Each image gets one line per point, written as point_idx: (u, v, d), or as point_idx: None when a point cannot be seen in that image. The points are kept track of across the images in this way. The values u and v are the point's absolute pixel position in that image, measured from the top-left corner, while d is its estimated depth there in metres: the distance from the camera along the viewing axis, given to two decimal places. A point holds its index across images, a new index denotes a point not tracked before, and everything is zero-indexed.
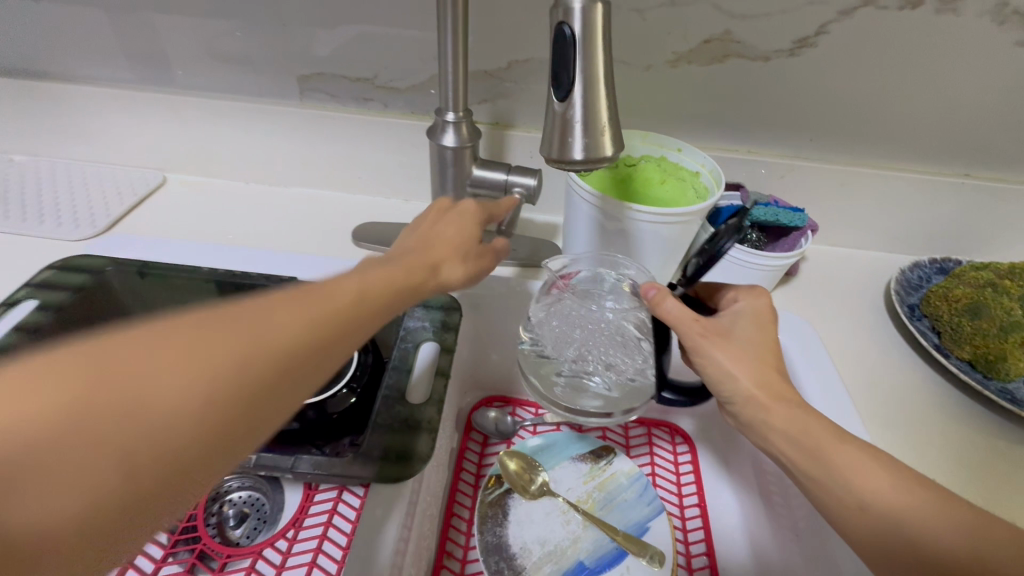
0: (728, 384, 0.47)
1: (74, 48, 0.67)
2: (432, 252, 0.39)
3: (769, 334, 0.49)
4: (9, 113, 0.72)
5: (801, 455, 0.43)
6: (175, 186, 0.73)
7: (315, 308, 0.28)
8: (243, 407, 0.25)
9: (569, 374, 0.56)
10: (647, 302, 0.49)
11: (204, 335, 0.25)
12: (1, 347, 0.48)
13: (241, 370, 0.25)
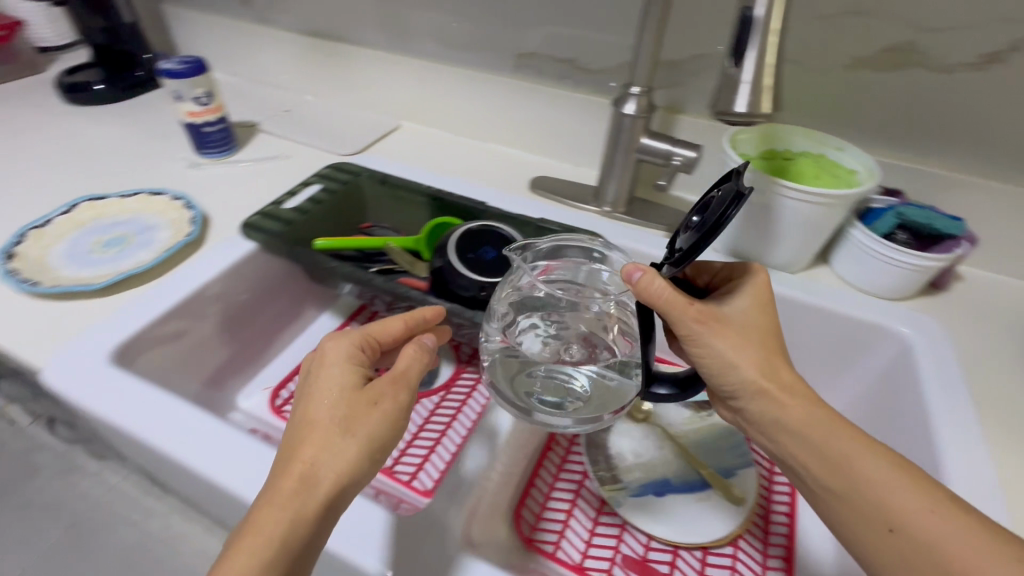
0: (732, 376, 0.49)
1: (361, 21, 0.91)
2: (309, 429, 0.41)
3: (768, 315, 0.52)
4: (309, 65, 1.00)
5: (823, 465, 0.44)
6: (405, 131, 0.96)
7: (286, 480, 0.39)
8: (286, 551, 0.37)
9: (546, 373, 0.49)
10: (631, 290, 0.46)
11: (245, 545, 0.37)
12: (300, 209, 0.71)
13: (273, 538, 0.37)
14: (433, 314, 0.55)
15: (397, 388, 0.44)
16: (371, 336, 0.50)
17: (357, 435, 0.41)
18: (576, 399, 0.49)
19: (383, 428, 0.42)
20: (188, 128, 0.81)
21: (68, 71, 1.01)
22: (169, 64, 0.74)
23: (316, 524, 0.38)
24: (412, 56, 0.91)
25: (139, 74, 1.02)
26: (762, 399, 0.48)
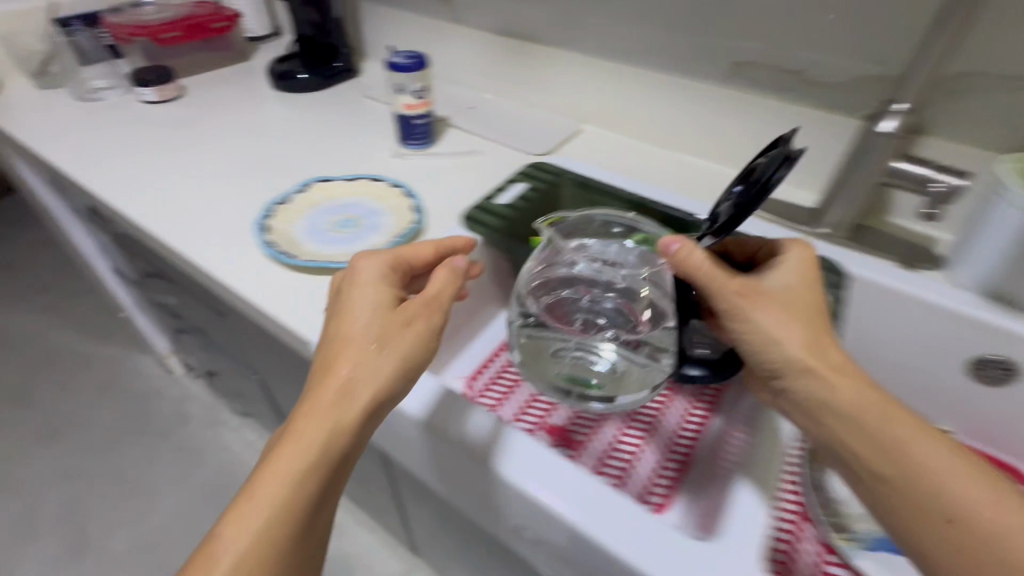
0: (775, 352, 0.47)
1: (560, 22, 0.91)
2: (332, 328, 0.51)
3: (816, 291, 0.50)
4: (498, 66, 1.02)
5: (849, 440, 0.43)
6: (587, 135, 0.96)
7: (343, 406, 0.46)
8: (332, 459, 0.46)
9: (574, 348, 0.55)
10: (669, 259, 0.50)
11: (284, 442, 0.46)
12: (511, 209, 0.71)
13: (335, 446, 0.46)
14: (462, 242, 0.64)
15: (427, 318, 0.52)
16: (399, 258, 0.57)
17: (387, 355, 0.48)
18: (608, 370, 0.54)
19: (415, 351, 0.50)
20: (399, 120, 0.84)
21: (277, 59, 1.10)
22: (401, 57, 0.78)
23: (350, 436, 0.47)
24: (608, 60, 0.90)
25: (338, 65, 1.09)
26: (800, 372, 0.45)
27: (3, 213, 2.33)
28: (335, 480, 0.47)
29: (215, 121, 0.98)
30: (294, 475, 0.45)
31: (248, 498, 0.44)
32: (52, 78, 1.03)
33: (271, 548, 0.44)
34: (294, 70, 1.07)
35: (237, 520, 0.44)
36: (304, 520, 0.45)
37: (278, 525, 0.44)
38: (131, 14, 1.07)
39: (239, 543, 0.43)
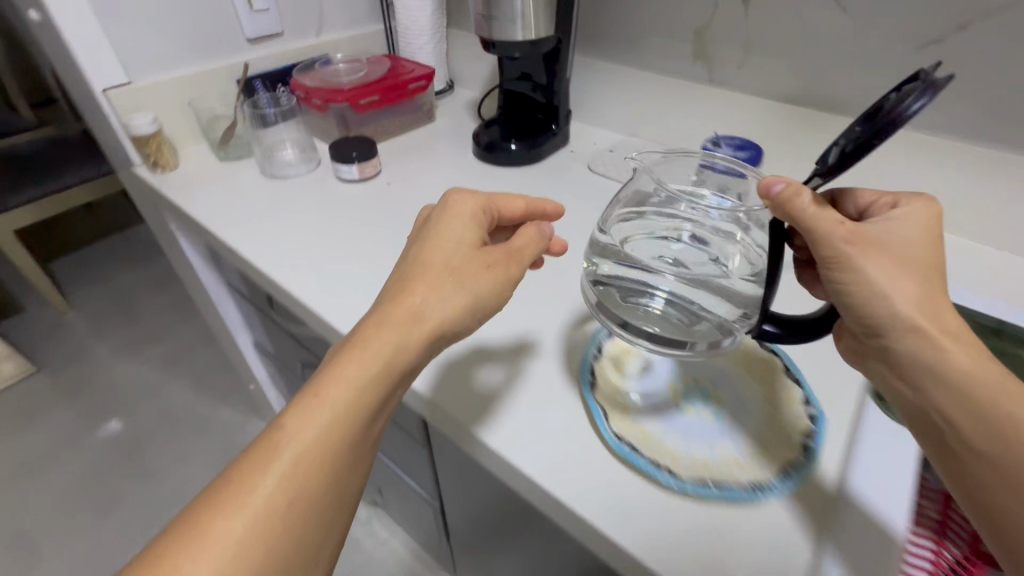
0: (877, 307, 0.39)
1: (889, 85, 0.68)
2: (426, 269, 0.48)
3: (940, 248, 0.42)
4: (771, 139, 0.81)
5: (944, 405, 0.37)
6: None
7: (408, 329, 0.45)
8: (380, 368, 0.43)
9: (630, 284, 0.49)
10: (769, 204, 0.43)
11: (355, 359, 0.43)
12: None
13: (393, 362, 0.44)
14: (550, 207, 0.62)
15: (505, 266, 0.50)
16: (494, 202, 0.55)
17: (466, 289, 0.48)
18: (664, 304, 0.48)
19: (489, 291, 0.49)
20: None
21: (484, 124, 0.93)
22: (725, 154, 0.58)
23: (407, 357, 0.45)
24: (964, 138, 0.65)
25: (556, 130, 0.89)
26: (899, 335, 0.39)
27: (115, 249, 2.29)
28: (383, 409, 0.44)
29: (425, 204, 0.82)
30: (360, 395, 0.42)
31: (315, 399, 0.41)
32: (237, 146, 0.90)
33: (327, 456, 0.40)
34: (507, 138, 0.89)
35: (304, 418, 0.40)
36: (358, 441, 0.42)
37: (326, 429, 0.40)
38: (324, 74, 0.93)
39: (298, 446, 0.39)
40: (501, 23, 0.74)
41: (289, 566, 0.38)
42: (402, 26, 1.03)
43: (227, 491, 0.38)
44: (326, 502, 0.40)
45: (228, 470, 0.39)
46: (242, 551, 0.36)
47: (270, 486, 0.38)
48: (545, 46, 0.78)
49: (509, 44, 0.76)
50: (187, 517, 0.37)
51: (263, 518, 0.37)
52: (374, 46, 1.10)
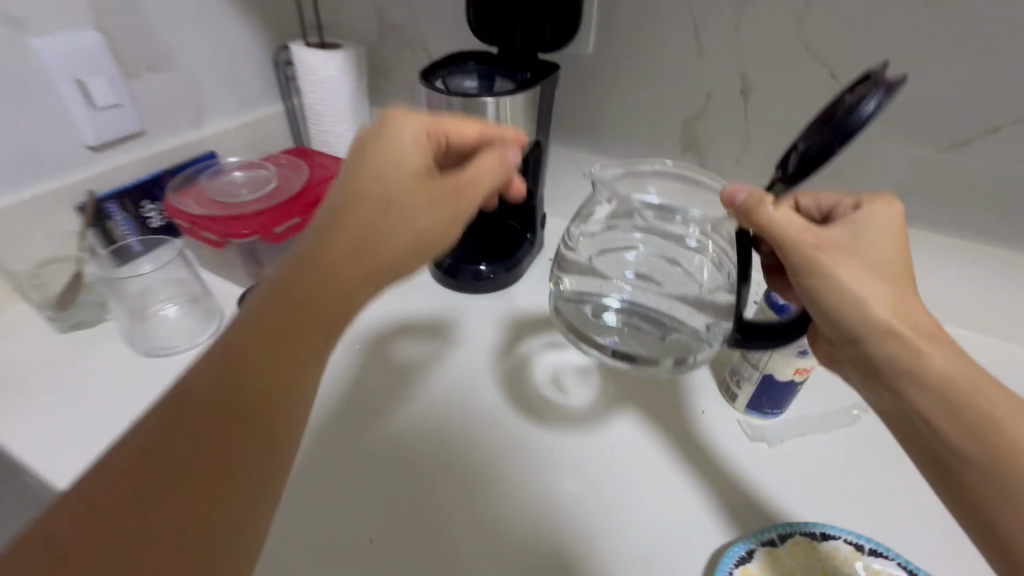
0: (854, 304, 0.42)
1: (908, 187, 0.63)
2: (364, 203, 0.42)
3: (906, 256, 0.46)
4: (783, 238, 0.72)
5: (930, 402, 0.40)
6: None
7: (319, 276, 0.39)
8: (294, 317, 0.38)
9: (599, 306, 0.53)
10: (744, 216, 0.46)
11: (281, 292, 0.38)
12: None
13: (315, 294, 0.39)
14: (510, 137, 0.52)
15: (446, 202, 0.46)
16: (442, 125, 0.48)
17: (423, 212, 0.44)
18: (620, 312, 0.53)
19: (433, 225, 0.45)
20: (761, 384, 0.51)
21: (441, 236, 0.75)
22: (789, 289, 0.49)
23: (331, 315, 0.39)
24: (1001, 242, 0.61)
25: (532, 239, 0.73)
26: (881, 334, 0.42)
27: None
28: (291, 407, 0.36)
29: None
30: (271, 336, 0.36)
31: (244, 339, 0.36)
32: (86, 307, 0.64)
33: (266, 408, 0.35)
34: (474, 255, 0.71)
35: (198, 381, 0.34)
36: (239, 427, 0.34)
37: (242, 401, 0.34)
38: (215, 192, 0.68)
39: (230, 394, 0.34)
40: None
41: (242, 497, 0.34)
42: (312, 112, 0.81)
43: (142, 459, 0.31)
44: (258, 489, 0.35)
45: (141, 423, 0.33)
46: (193, 497, 0.32)
47: (200, 432, 0.33)
48: (514, 159, 0.62)
49: None
50: (121, 454, 0.31)
51: (216, 431, 0.33)
52: (275, 136, 0.87)
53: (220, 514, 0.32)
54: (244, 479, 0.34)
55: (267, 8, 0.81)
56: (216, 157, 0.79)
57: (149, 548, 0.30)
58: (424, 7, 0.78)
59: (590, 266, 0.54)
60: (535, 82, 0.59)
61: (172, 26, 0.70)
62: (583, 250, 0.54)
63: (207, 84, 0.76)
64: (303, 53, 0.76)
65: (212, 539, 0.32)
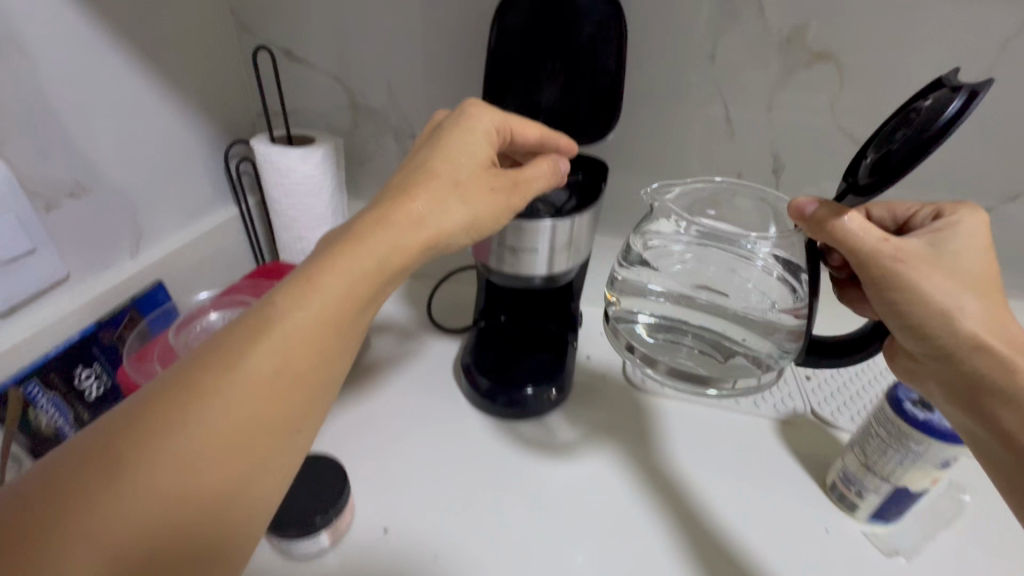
0: (930, 314, 0.39)
1: None
2: (431, 178, 0.42)
3: (994, 268, 0.41)
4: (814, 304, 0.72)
5: (1005, 414, 0.37)
6: None
7: (378, 255, 0.38)
8: (321, 322, 0.36)
9: (660, 328, 0.49)
10: (812, 232, 0.40)
11: (295, 297, 0.36)
12: None
13: (359, 283, 0.37)
14: (563, 145, 0.51)
15: (507, 197, 0.44)
16: (510, 122, 0.47)
17: (471, 205, 0.43)
18: (666, 330, 0.49)
19: (486, 215, 0.44)
20: (891, 495, 0.48)
21: (471, 350, 0.65)
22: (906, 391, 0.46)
23: (362, 303, 0.38)
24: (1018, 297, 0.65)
25: (575, 342, 0.65)
26: (962, 350, 0.39)
27: None
28: (301, 402, 0.35)
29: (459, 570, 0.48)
30: (284, 362, 0.34)
31: (303, 296, 0.36)
32: None
33: (307, 367, 0.35)
34: (517, 372, 0.62)
35: (218, 375, 0.33)
36: (253, 433, 0.33)
37: (236, 405, 0.32)
38: (185, 342, 0.55)
39: (282, 345, 0.34)
40: (511, 251, 0.49)
41: (267, 463, 0.34)
42: (285, 219, 0.67)
43: (188, 390, 0.32)
44: (281, 452, 0.34)
45: (202, 352, 0.34)
46: (220, 447, 0.32)
47: (239, 386, 0.33)
48: (565, 279, 0.53)
49: (518, 278, 0.51)
50: (165, 388, 0.32)
51: (256, 389, 0.33)
52: (231, 243, 0.72)
53: (245, 466, 0.32)
54: (269, 450, 0.34)
55: (214, 101, 0.67)
56: (165, 289, 0.63)
57: (166, 480, 0.30)
58: (409, 93, 0.69)
59: (648, 287, 0.49)
60: (594, 191, 0.51)
61: (99, 138, 0.54)
62: (638, 270, 0.49)
63: (148, 201, 0.61)
64: (273, 152, 0.62)
65: (232, 490, 0.32)
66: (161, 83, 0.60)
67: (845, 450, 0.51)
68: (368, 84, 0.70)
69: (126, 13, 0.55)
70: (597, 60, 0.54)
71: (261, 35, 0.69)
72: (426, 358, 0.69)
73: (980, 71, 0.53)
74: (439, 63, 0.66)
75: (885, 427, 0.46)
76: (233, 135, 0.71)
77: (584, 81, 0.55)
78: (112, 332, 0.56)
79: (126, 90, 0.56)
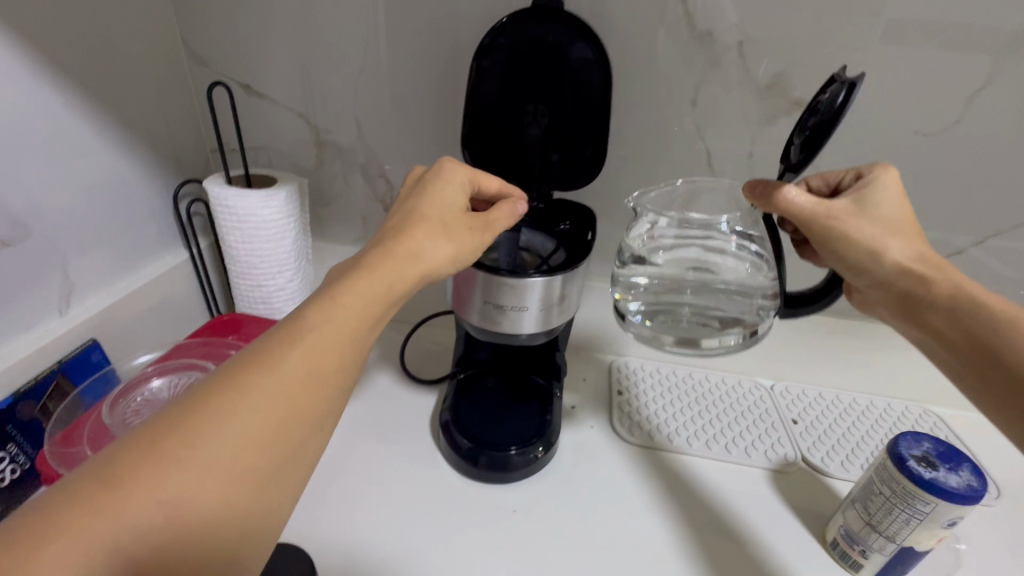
0: (858, 255, 0.41)
1: None
2: (416, 221, 0.40)
3: (910, 208, 0.42)
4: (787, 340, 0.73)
5: (926, 317, 0.39)
6: (952, 423, 0.70)
7: (396, 269, 0.37)
8: (351, 329, 0.34)
9: (653, 312, 0.46)
10: (762, 205, 0.41)
11: (326, 307, 0.34)
12: None
13: (385, 294, 0.36)
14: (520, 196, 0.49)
15: (486, 233, 0.43)
16: (479, 176, 0.46)
17: (456, 243, 0.41)
18: (660, 312, 0.45)
19: (470, 252, 0.42)
20: (895, 555, 0.46)
21: (450, 405, 0.60)
22: (908, 448, 0.45)
23: (383, 316, 0.36)
24: None
25: (560, 393, 0.62)
26: (886, 279, 0.40)
27: None
28: (325, 414, 0.33)
29: None
30: (317, 369, 0.32)
31: (332, 304, 0.34)
32: None
33: (339, 367, 0.33)
34: (501, 429, 0.57)
35: (247, 383, 0.30)
36: (282, 446, 0.30)
37: (268, 416, 0.30)
38: (123, 418, 0.50)
39: (314, 346, 0.32)
40: (498, 309, 0.46)
41: (296, 463, 0.31)
42: (243, 267, 0.61)
43: (216, 395, 0.29)
44: (308, 453, 0.32)
45: (229, 360, 0.31)
46: (253, 451, 0.29)
47: (271, 389, 0.30)
48: (554, 332, 0.51)
49: (500, 337, 0.49)
50: (191, 396, 0.29)
51: (289, 392, 0.31)
52: (180, 291, 0.65)
53: (275, 468, 0.30)
54: (292, 463, 0.31)
55: (163, 137, 0.61)
56: (102, 347, 0.56)
57: (195, 487, 0.27)
58: (379, 128, 0.65)
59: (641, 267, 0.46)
60: (583, 244, 0.48)
61: (25, 184, 0.47)
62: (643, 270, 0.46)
63: (81, 250, 0.54)
64: (230, 196, 0.57)
65: (263, 494, 0.29)
66: (99, 117, 0.54)
67: (846, 505, 0.50)
68: (337, 121, 0.66)
69: (61, 45, 0.49)
70: (579, 105, 0.53)
71: (218, 69, 0.64)
72: (401, 415, 0.64)
73: (950, 119, 0.55)
74: (413, 102, 0.63)
75: (889, 484, 0.45)
76: (185, 174, 0.65)
77: (567, 127, 0.53)
78: (33, 405, 0.49)
79: (60, 129, 0.50)
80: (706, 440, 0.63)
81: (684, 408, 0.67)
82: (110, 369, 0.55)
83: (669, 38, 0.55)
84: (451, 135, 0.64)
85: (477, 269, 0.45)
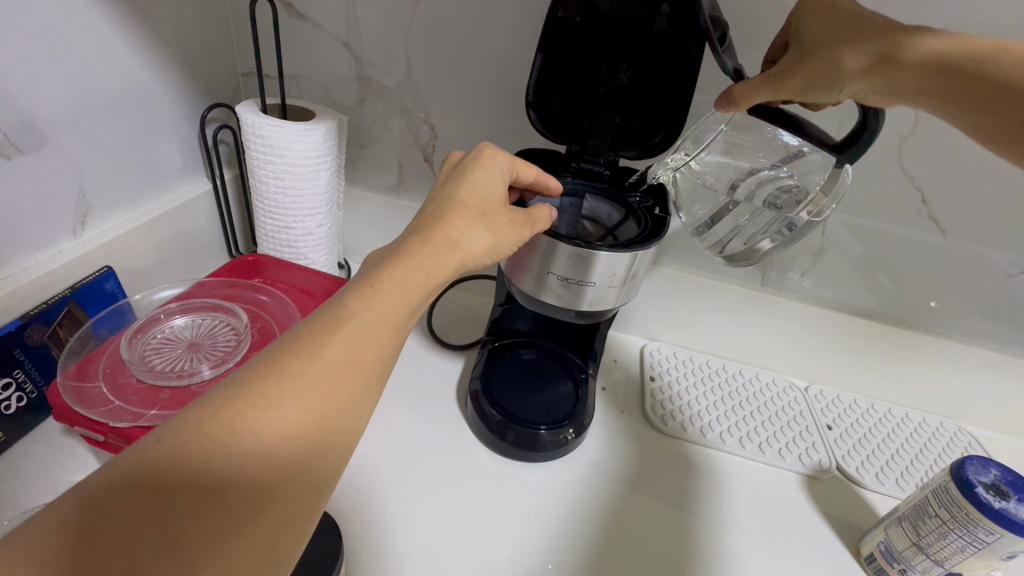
0: (823, 79, 0.37)
1: (965, 305, 0.63)
2: (452, 206, 0.36)
3: (851, 12, 0.38)
4: (834, 345, 0.68)
5: (916, 89, 0.36)
6: (984, 443, 0.68)
7: (434, 255, 0.33)
8: (393, 315, 0.30)
9: (736, 239, 0.45)
10: (735, 112, 0.40)
11: (367, 290, 0.30)
12: None
13: (426, 281, 0.32)
14: (553, 189, 0.44)
15: (526, 231, 0.39)
16: (518, 165, 0.41)
17: (496, 234, 0.37)
18: (740, 233, 0.44)
19: (507, 247, 0.38)
20: None
21: (480, 373, 0.57)
22: (976, 474, 0.42)
23: (421, 305, 0.32)
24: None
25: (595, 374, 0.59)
26: (863, 82, 0.37)
27: None
28: (363, 406, 0.28)
29: None
30: (357, 357, 0.28)
31: (375, 287, 0.30)
32: None
33: (379, 356, 0.29)
34: (533, 406, 0.55)
35: (286, 367, 0.26)
36: (320, 440, 0.26)
37: (306, 408, 0.26)
38: (142, 356, 0.47)
39: (356, 330, 0.28)
40: (557, 279, 0.43)
41: (331, 461, 0.27)
42: (269, 204, 0.57)
43: (252, 384, 0.26)
44: (346, 446, 0.28)
45: (270, 346, 0.28)
46: (287, 449, 0.25)
47: (311, 379, 0.26)
48: (606, 314, 0.47)
49: (553, 309, 0.46)
50: (224, 389, 0.26)
51: (330, 381, 0.27)
52: (201, 224, 0.61)
53: (311, 465, 0.26)
54: (328, 459, 0.27)
55: (194, 52, 0.56)
56: (116, 275, 0.51)
57: (229, 490, 0.24)
58: (424, 66, 0.60)
59: (703, 228, 0.46)
60: (655, 219, 0.45)
61: (44, 85, 0.42)
62: (715, 229, 0.46)
63: (99, 165, 0.49)
64: (259, 131, 0.52)
65: (297, 495, 0.26)
66: (128, 19, 0.48)
67: (890, 522, 0.48)
68: (381, 54, 0.60)
69: None
70: (661, 61, 0.47)
71: None
72: (426, 379, 0.61)
73: None
74: (467, 41, 0.57)
75: (948, 508, 0.43)
76: (213, 98, 0.60)
77: (647, 88, 0.48)
78: (42, 330, 0.45)
79: (85, 26, 0.44)
80: (739, 436, 0.61)
81: (716, 401, 0.65)
82: (123, 301, 0.50)
83: (770, 2, 0.50)
84: (508, 86, 0.59)
85: (540, 235, 0.41)
